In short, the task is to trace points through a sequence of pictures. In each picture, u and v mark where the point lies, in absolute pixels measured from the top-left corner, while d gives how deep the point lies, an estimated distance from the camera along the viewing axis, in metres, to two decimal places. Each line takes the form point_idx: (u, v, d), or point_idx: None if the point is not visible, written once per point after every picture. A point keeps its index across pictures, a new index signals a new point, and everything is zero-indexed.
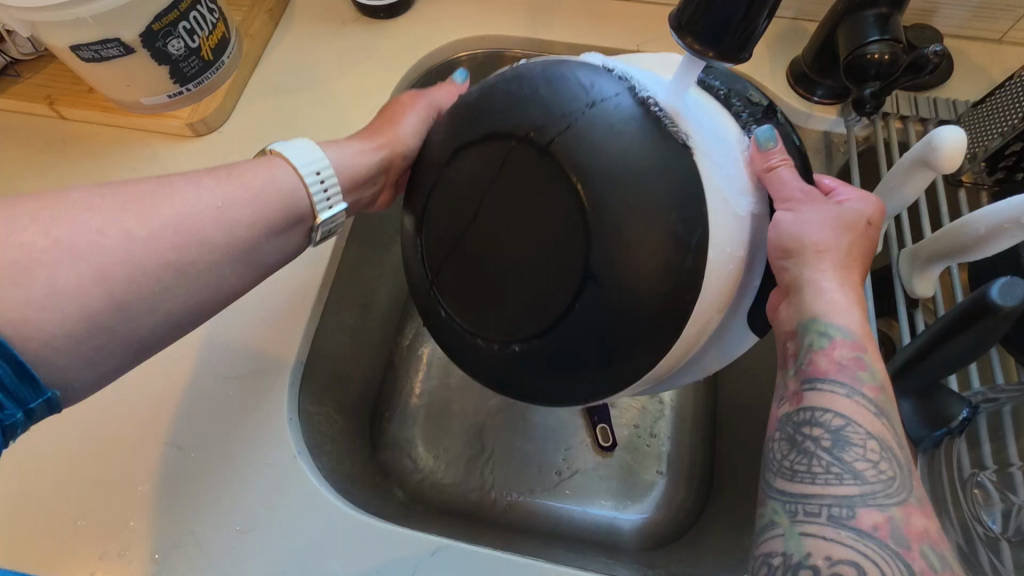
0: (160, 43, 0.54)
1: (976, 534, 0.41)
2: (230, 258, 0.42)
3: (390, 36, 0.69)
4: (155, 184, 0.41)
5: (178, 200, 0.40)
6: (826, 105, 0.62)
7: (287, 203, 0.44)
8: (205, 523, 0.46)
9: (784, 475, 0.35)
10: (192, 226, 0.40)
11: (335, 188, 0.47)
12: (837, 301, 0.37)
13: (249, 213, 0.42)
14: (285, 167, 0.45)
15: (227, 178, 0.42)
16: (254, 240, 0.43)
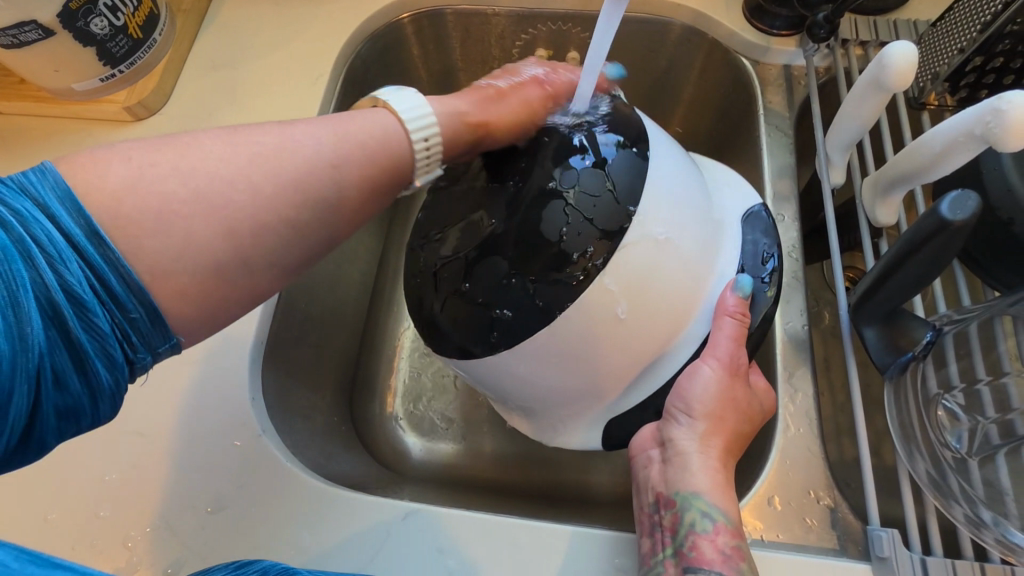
0: (81, 23, 0.51)
1: (944, 458, 0.42)
2: (347, 216, 0.37)
3: (330, 1, 0.66)
4: (273, 130, 0.36)
5: (300, 152, 0.35)
6: (783, 38, 0.60)
7: (397, 148, 0.39)
8: (175, 507, 0.46)
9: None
10: (294, 175, 0.34)
11: (438, 145, 0.41)
12: (705, 484, 0.41)
13: (368, 172, 0.37)
14: (388, 115, 0.39)
15: (347, 129, 0.38)
16: (366, 203, 0.38)
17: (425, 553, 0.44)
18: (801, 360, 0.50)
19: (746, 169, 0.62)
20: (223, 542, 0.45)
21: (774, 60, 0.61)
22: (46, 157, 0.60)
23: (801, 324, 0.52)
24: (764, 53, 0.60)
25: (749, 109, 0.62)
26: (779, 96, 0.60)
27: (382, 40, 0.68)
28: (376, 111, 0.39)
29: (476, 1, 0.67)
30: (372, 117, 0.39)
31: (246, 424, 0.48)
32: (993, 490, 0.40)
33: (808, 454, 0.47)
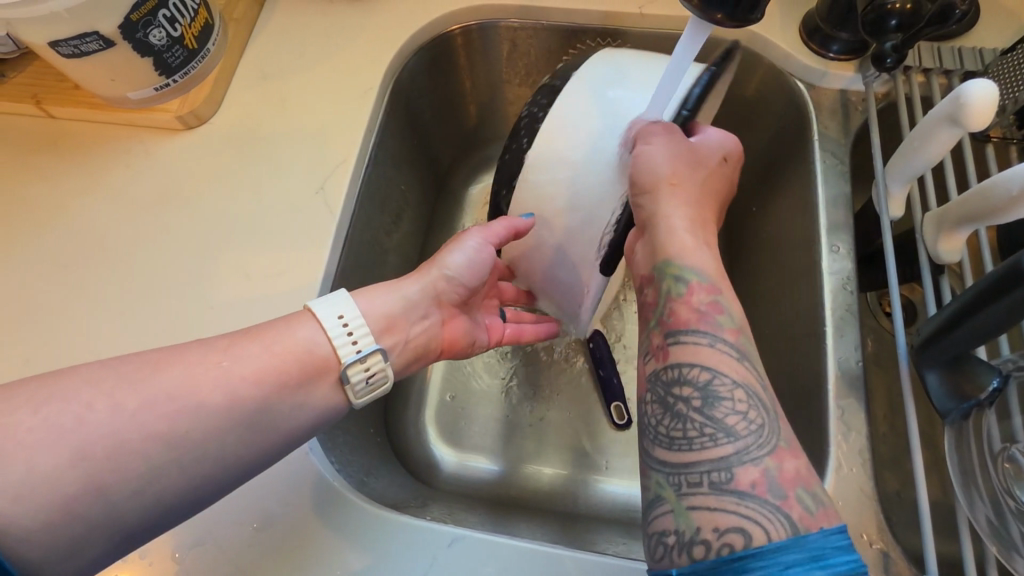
0: (140, 34, 0.52)
1: (1007, 509, 0.39)
2: (238, 436, 0.39)
3: (379, 12, 0.66)
4: (165, 348, 0.39)
5: (185, 369, 0.38)
6: (841, 62, 0.58)
7: (315, 360, 0.43)
8: (223, 520, 0.46)
9: (663, 442, 0.39)
10: (178, 387, 0.37)
11: (362, 331, 0.44)
12: (687, 244, 0.45)
13: (250, 367, 0.40)
14: (309, 322, 0.44)
15: (242, 342, 0.41)
16: (241, 385, 0.39)
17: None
18: (854, 396, 0.49)
19: (797, 194, 0.60)
20: (270, 557, 0.45)
21: (831, 85, 0.59)
22: (98, 163, 0.61)
23: (854, 358, 0.50)
24: (820, 77, 0.59)
25: (802, 134, 0.60)
26: (834, 123, 0.59)
27: (429, 52, 0.67)
28: (297, 323, 0.43)
29: (526, 16, 0.66)
30: (294, 323, 0.43)
31: None
32: None
33: (860, 494, 0.46)
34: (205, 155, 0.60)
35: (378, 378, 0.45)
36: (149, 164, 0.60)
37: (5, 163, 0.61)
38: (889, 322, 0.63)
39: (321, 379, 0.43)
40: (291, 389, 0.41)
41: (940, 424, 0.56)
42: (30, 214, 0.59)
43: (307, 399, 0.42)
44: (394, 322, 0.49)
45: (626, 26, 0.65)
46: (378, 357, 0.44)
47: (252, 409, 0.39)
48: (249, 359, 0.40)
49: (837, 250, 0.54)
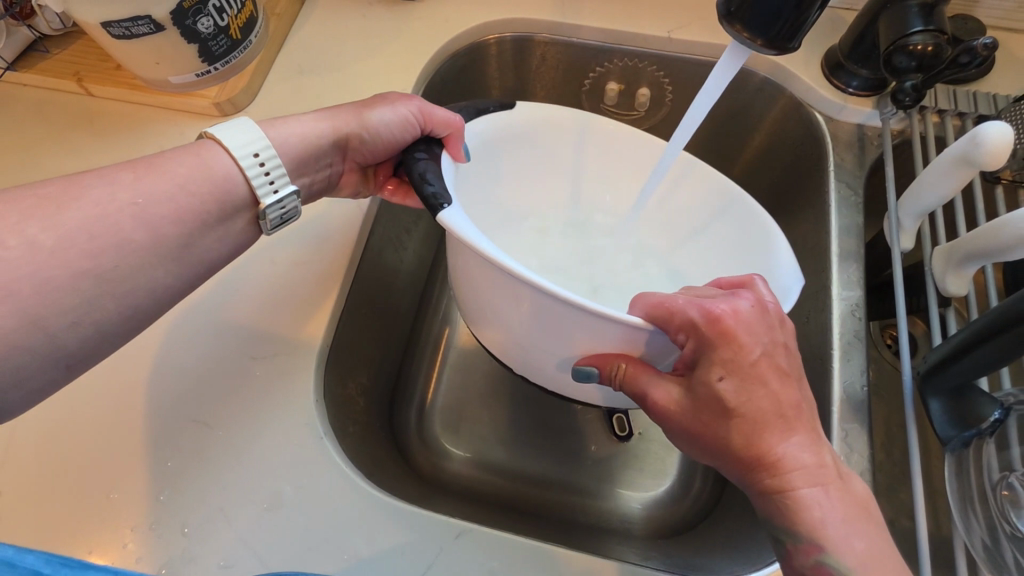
0: (190, 21, 0.53)
1: (1002, 534, 0.40)
2: (164, 261, 0.39)
3: (416, 17, 0.68)
4: (62, 184, 0.37)
5: (86, 201, 0.37)
6: (861, 97, 0.60)
7: (226, 189, 0.42)
8: (235, 499, 0.47)
9: None
10: (82, 222, 0.36)
11: (279, 172, 0.43)
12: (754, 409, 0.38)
13: (168, 208, 0.39)
14: (217, 152, 0.42)
15: (145, 171, 0.39)
16: (182, 237, 0.39)
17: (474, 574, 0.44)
18: (857, 421, 0.51)
19: (809, 223, 0.62)
20: (278, 538, 0.45)
21: (848, 118, 0.61)
22: (132, 142, 0.62)
23: (860, 385, 0.52)
24: (839, 110, 0.61)
25: (818, 165, 0.62)
26: (850, 154, 0.61)
27: (462, 58, 0.69)
28: (204, 156, 0.42)
29: (558, 31, 0.68)
30: (201, 154, 0.42)
31: (307, 425, 0.49)
32: None
33: None
34: None
35: (291, 211, 0.46)
36: (182, 147, 0.61)
37: (42, 136, 0.63)
38: (890, 353, 0.65)
39: (235, 215, 0.43)
40: (195, 222, 0.40)
41: (937, 457, 0.57)
42: None
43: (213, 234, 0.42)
44: (305, 163, 0.48)
45: (654, 49, 0.67)
46: (294, 195, 0.45)
47: (175, 246, 0.39)
48: (161, 194, 0.39)
49: (847, 278, 0.56)
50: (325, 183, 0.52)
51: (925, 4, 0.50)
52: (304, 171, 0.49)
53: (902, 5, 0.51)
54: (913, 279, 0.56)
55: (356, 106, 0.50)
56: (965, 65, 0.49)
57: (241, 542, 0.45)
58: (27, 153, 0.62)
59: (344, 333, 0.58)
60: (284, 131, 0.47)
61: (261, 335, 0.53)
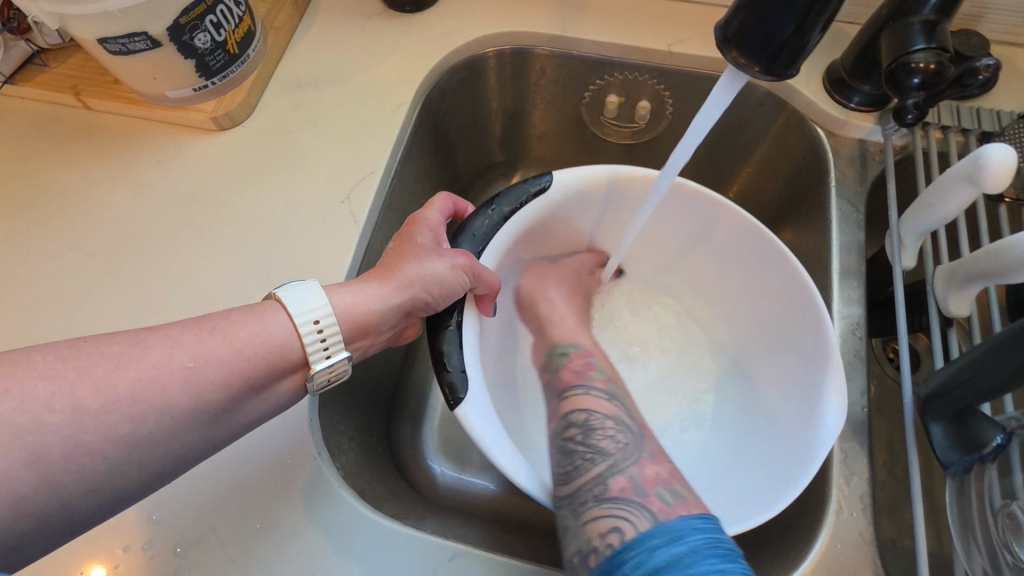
0: (187, 36, 0.53)
1: (1003, 564, 0.39)
2: (200, 424, 0.38)
3: (415, 29, 0.68)
4: (127, 343, 0.37)
5: (147, 363, 0.36)
6: (862, 112, 0.60)
7: (281, 358, 0.41)
8: (229, 519, 0.46)
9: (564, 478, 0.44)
10: (137, 381, 0.35)
11: (334, 336, 0.42)
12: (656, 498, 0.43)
13: (223, 372, 0.38)
14: (279, 314, 0.41)
15: (208, 334, 0.39)
16: (229, 402, 0.39)
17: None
18: (857, 441, 0.50)
19: (811, 239, 0.62)
20: (271, 559, 0.45)
21: (850, 134, 0.61)
22: (130, 157, 0.62)
23: (860, 405, 0.51)
24: (840, 125, 0.61)
25: (820, 181, 0.62)
26: (852, 170, 0.60)
27: (462, 71, 0.69)
28: (264, 315, 0.41)
29: (558, 44, 0.68)
30: (262, 316, 0.41)
31: (302, 445, 0.49)
32: None
33: (859, 540, 0.46)
34: (235, 157, 0.61)
35: (341, 371, 0.43)
36: (179, 162, 0.61)
37: (40, 150, 0.62)
38: (892, 369, 0.64)
39: (284, 377, 0.41)
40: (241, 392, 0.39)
41: (939, 476, 0.57)
42: (59, 201, 0.60)
43: (257, 400, 0.41)
44: (367, 330, 0.45)
45: (654, 62, 0.67)
46: (343, 357, 0.43)
47: (218, 408, 0.38)
48: (210, 372, 0.38)
49: (848, 295, 0.55)
50: (384, 338, 0.49)
51: (927, 22, 0.50)
52: (366, 334, 0.46)
53: (904, 22, 0.51)
54: (915, 297, 0.56)
55: (408, 257, 0.47)
56: (967, 86, 0.49)
57: (235, 563, 0.45)
58: (24, 168, 0.62)
59: None
60: (351, 297, 0.44)
61: None
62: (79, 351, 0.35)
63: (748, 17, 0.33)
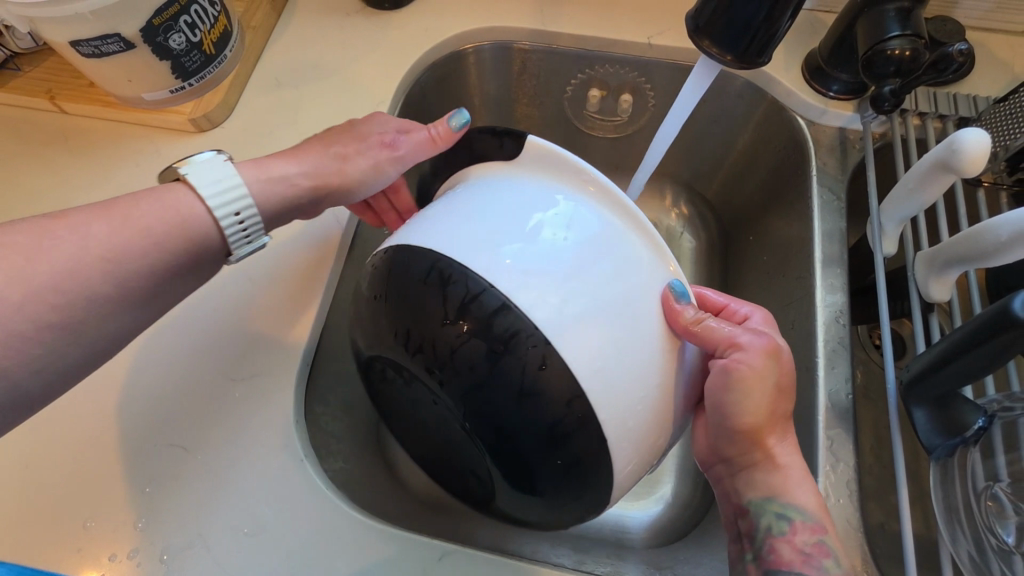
0: (161, 38, 0.53)
1: (988, 545, 0.40)
2: (131, 306, 0.41)
3: (394, 27, 0.67)
4: (39, 230, 0.39)
5: (61, 249, 0.38)
6: (842, 101, 0.60)
7: (197, 230, 0.43)
8: (219, 522, 0.46)
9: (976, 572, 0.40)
10: (57, 298, 0.38)
11: (252, 223, 0.46)
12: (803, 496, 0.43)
13: (141, 260, 0.41)
14: (189, 198, 0.43)
15: (119, 220, 0.41)
16: (154, 284, 0.42)
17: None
18: (843, 427, 0.50)
19: (793, 228, 0.62)
20: (261, 561, 0.45)
21: (830, 122, 0.61)
22: (106, 160, 0.61)
23: (845, 391, 0.52)
24: (820, 114, 0.61)
25: (802, 169, 0.62)
26: (832, 159, 0.61)
27: (442, 68, 0.69)
28: (173, 201, 0.43)
29: (538, 39, 0.68)
30: (168, 202, 0.42)
31: (288, 447, 0.49)
32: None
33: (847, 525, 0.47)
34: None
35: (255, 234, 0.46)
36: (158, 164, 0.61)
37: (15, 155, 0.62)
38: (877, 355, 0.64)
39: (209, 261, 0.45)
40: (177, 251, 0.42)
41: (924, 460, 0.57)
42: (35, 206, 0.59)
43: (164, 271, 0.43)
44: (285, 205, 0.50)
45: (635, 55, 0.67)
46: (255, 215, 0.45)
47: (145, 294, 0.42)
48: (132, 246, 0.40)
49: (831, 283, 0.56)
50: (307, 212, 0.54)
51: (902, 9, 0.50)
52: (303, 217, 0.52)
53: (879, 9, 0.51)
54: (896, 283, 0.56)
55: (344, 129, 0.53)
56: (942, 71, 0.50)
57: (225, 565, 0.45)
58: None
59: (328, 351, 0.57)
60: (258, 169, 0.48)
61: (237, 353, 0.52)
62: (15, 248, 0.37)
63: (719, 5, 0.33)
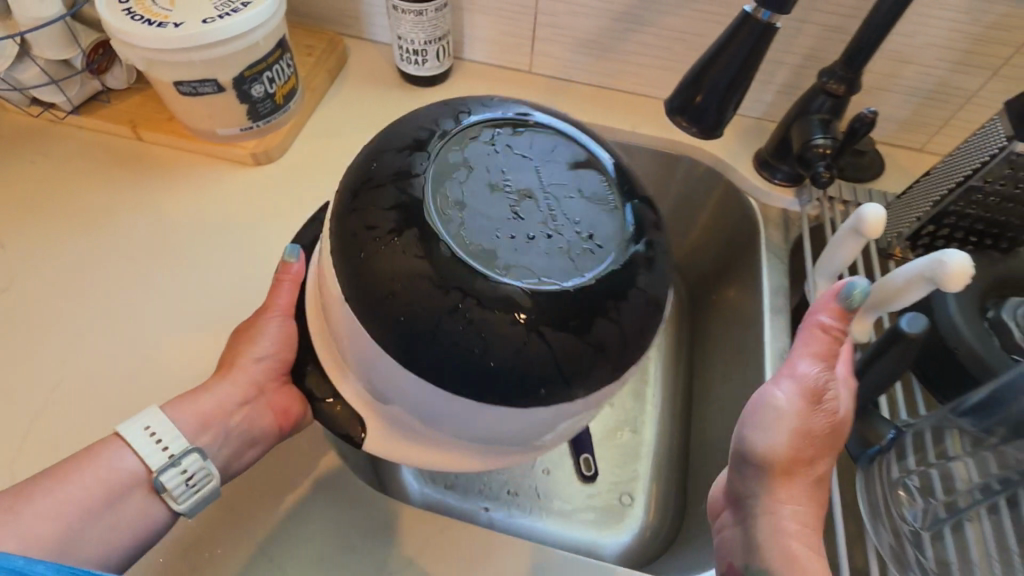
0: (246, 87, 0.65)
1: (903, 532, 0.49)
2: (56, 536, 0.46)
3: (427, 100, 0.82)
4: (30, 481, 0.48)
5: (31, 509, 0.46)
6: (785, 187, 0.75)
7: (123, 481, 0.49)
8: (269, 526, 0.54)
9: (894, 552, 0.48)
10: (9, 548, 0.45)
11: (178, 444, 0.51)
12: (774, 421, 0.45)
13: (73, 501, 0.48)
14: (122, 450, 0.50)
15: (68, 482, 0.48)
16: (97, 517, 0.48)
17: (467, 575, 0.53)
18: None
19: (748, 287, 0.74)
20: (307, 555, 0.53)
21: (775, 203, 0.75)
22: (171, 183, 0.71)
23: None
24: (767, 195, 0.75)
25: (754, 240, 0.76)
26: (777, 233, 0.75)
27: None
28: (106, 449, 0.50)
29: None
30: (103, 455, 0.50)
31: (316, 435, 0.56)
32: (944, 565, 0.47)
33: None
34: (265, 190, 0.72)
35: (200, 479, 0.50)
36: (218, 190, 0.71)
37: (91, 172, 0.72)
38: None
39: (132, 495, 0.49)
40: (103, 511, 0.48)
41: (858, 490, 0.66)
42: (106, 218, 0.69)
43: (120, 516, 0.49)
44: (206, 420, 0.55)
45: (623, 140, 0.82)
46: (193, 457, 0.50)
47: (89, 511, 0.48)
48: (72, 505, 0.48)
49: (776, 328, 0.67)
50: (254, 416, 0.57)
51: (823, 119, 0.66)
52: (259, 440, 0.57)
53: (807, 118, 0.67)
54: None
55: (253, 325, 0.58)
56: (861, 130, 0.62)
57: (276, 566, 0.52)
58: (75, 188, 0.70)
59: None
60: (198, 402, 0.55)
61: None
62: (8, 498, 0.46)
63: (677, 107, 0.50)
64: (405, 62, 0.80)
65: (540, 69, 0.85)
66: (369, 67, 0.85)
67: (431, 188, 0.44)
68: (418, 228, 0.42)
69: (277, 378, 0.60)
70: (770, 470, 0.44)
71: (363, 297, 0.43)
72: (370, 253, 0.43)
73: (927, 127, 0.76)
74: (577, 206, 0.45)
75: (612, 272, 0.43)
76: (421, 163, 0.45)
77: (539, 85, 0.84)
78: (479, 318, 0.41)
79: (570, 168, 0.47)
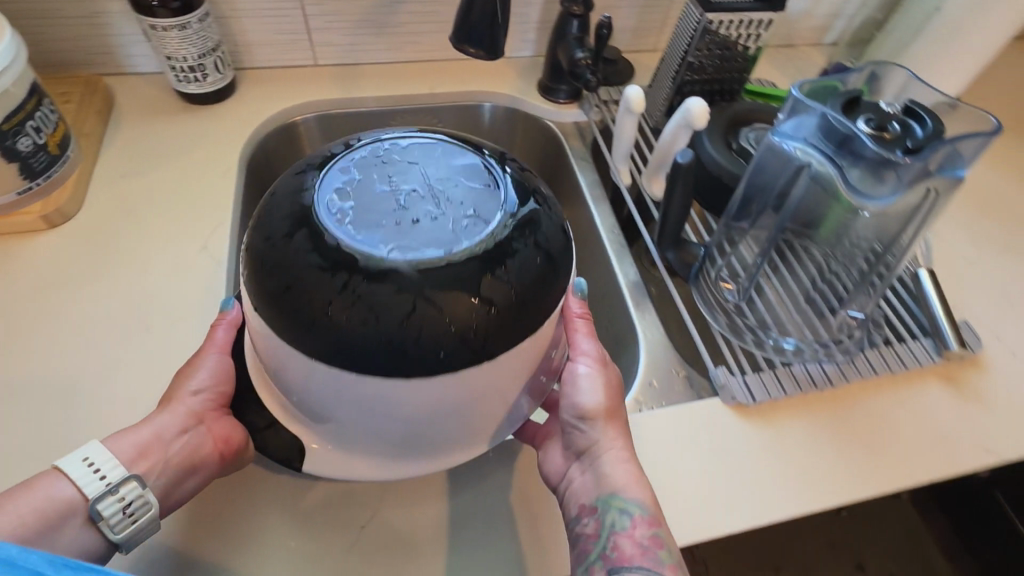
0: (9, 141, 0.59)
1: (729, 310, 0.66)
2: None
3: (222, 115, 0.80)
4: None
5: None
6: (569, 104, 0.88)
7: (57, 518, 0.44)
8: (224, 529, 0.51)
9: (734, 325, 0.65)
10: None
11: (117, 473, 0.46)
12: (626, 481, 0.50)
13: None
14: (59, 480, 0.45)
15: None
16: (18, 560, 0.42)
17: (441, 500, 0.56)
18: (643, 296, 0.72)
19: (571, 192, 0.87)
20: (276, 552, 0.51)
21: (567, 119, 0.89)
22: None
23: (635, 274, 0.74)
24: (558, 115, 0.88)
25: (562, 154, 0.88)
26: (578, 142, 0.88)
27: (272, 141, 0.83)
28: (42, 483, 0.45)
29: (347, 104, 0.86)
30: (41, 488, 0.44)
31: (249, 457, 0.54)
32: (761, 320, 0.65)
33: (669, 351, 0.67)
34: (74, 248, 0.65)
35: (139, 505, 0.46)
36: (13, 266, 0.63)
37: None
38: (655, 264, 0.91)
39: (61, 535, 0.43)
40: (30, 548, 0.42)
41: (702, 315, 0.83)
42: None
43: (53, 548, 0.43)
44: (146, 450, 0.49)
45: (425, 104, 0.89)
46: (133, 485, 0.46)
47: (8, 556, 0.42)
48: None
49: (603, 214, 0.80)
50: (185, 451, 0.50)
51: (577, 36, 0.79)
52: (200, 468, 0.50)
53: (566, 39, 0.80)
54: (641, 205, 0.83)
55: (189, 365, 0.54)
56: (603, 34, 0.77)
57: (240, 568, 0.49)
58: None
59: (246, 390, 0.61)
60: (135, 433, 0.50)
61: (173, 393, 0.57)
62: None
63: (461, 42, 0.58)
64: (184, 82, 0.77)
65: (326, 60, 0.87)
66: (144, 98, 0.80)
67: (316, 191, 0.47)
68: (309, 228, 0.45)
69: (217, 410, 0.54)
70: (598, 419, 0.53)
71: (268, 298, 0.45)
72: (270, 254, 0.45)
73: (653, 30, 0.95)
74: (460, 191, 0.48)
75: (494, 241, 0.45)
76: (314, 178, 0.48)
77: (330, 75, 0.87)
78: (369, 294, 0.42)
79: (450, 165, 0.50)
